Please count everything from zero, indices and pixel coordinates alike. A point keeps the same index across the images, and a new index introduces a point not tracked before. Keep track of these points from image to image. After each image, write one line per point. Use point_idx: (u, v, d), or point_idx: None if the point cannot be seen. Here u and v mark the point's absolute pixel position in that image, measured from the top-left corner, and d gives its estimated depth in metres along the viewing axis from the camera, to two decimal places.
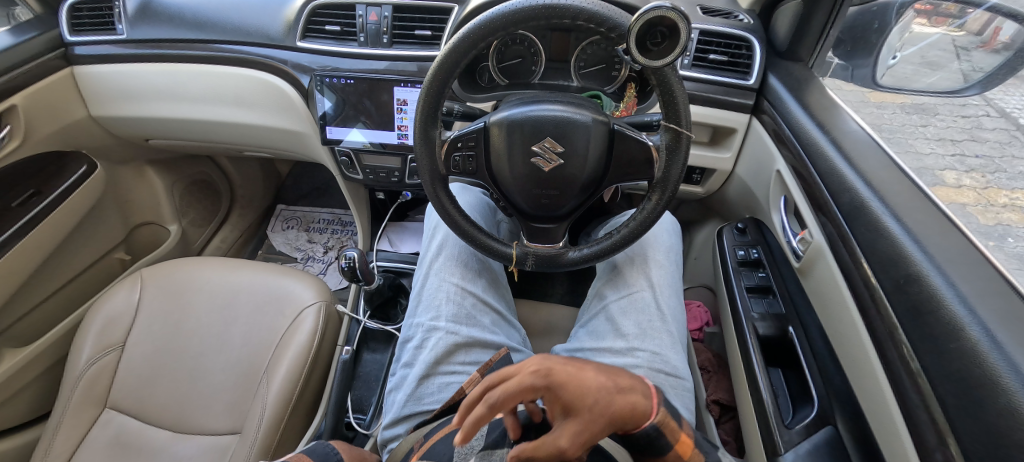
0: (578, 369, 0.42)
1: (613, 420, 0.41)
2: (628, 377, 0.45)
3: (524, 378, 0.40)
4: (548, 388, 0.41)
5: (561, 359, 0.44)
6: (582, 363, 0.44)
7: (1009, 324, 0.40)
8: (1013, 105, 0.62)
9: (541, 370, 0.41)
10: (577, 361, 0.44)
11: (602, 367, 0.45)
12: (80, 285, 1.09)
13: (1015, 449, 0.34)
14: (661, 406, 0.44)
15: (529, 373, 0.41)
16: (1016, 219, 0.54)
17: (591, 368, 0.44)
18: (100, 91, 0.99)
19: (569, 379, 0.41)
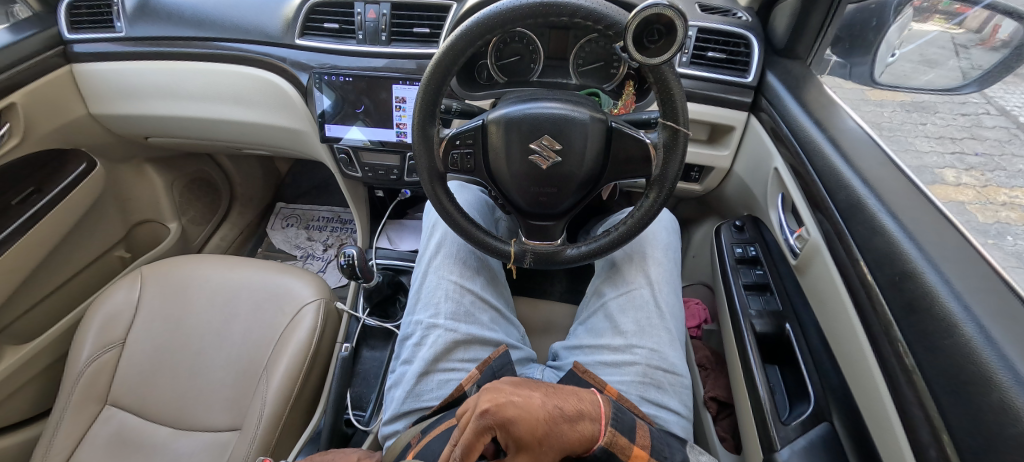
0: (528, 401, 0.44)
1: (565, 448, 0.44)
2: (576, 401, 0.48)
3: (476, 424, 0.41)
4: (500, 428, 0.41)
5: (510, 389, 0.45)
6: (531, 392, 0.46)
7: (1004, 321, 0.40)
8: (1013, 104, 0.62)
9: (492, 410, 0.42)
10: (526, 390, 0.46)
11: (551, 394, 0.47)
12: (80, 283, 1.09)
13: (1010, 445, 0.35)
14: (610, 427, 0.48)
15: (479, 416, 0.41)
16: (1014, 217, 0.54)
17: (539, 397, 0.46)
18: (99, 89, 0.99)
19: (522, 415, 0.42)
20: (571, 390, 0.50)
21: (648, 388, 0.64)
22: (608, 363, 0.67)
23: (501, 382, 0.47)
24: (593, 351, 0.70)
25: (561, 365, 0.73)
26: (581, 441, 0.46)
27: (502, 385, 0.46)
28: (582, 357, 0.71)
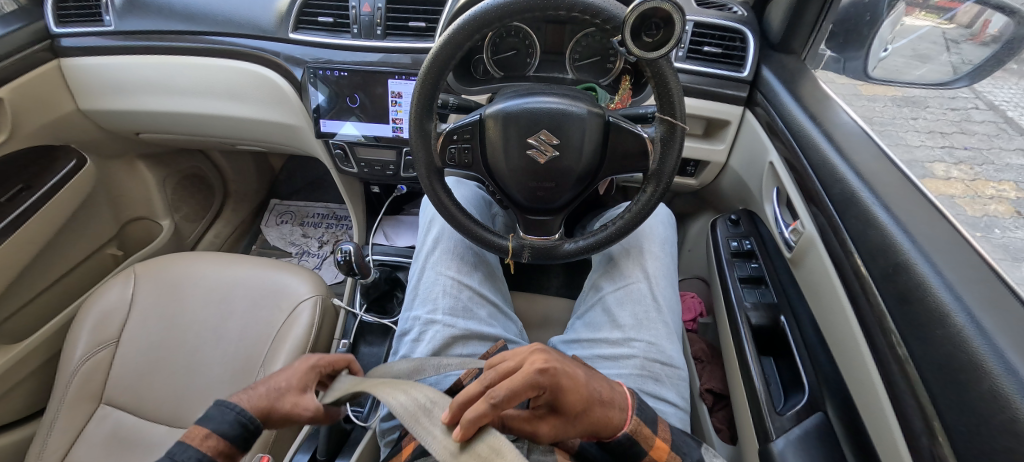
0: (576, 374, 0.44)
1: (589, 427, 0.45)
2: (608, 388, 0.48)
3: (532, 378, 0.40)
4: (549, 391, 0.41)
5: (560, 358, 0.45)
6: (576, 366, 0.46)
7: (994, 311, 0.41)
8: (1002, 98, 0.63)
9: (549, 371, 0.41)
10: (572, 364, 0.46)
11: (591, 374, 0.47)
12: (73, 281, 1.08)
13: (998, 431, 0.35)
14: (634, 416, 0.48)
15: (537, 371, 0.40)
16: (1002, 210, 0.56)
17: (583, 373, 0.46)
18: (88, 84, 0.98)
19: (571, 386, 0.42)
20: (603, 376, 0.50)
21: (646, 381, 0.64)
22: (606, 357, 0.68)
23: (549, 349, 0.47)
24: (592, 345, 0.70)
25: None
26: (606, 424, 0.45)
27: (550, 351, 0.46)
28: (581, 351, 0.71)
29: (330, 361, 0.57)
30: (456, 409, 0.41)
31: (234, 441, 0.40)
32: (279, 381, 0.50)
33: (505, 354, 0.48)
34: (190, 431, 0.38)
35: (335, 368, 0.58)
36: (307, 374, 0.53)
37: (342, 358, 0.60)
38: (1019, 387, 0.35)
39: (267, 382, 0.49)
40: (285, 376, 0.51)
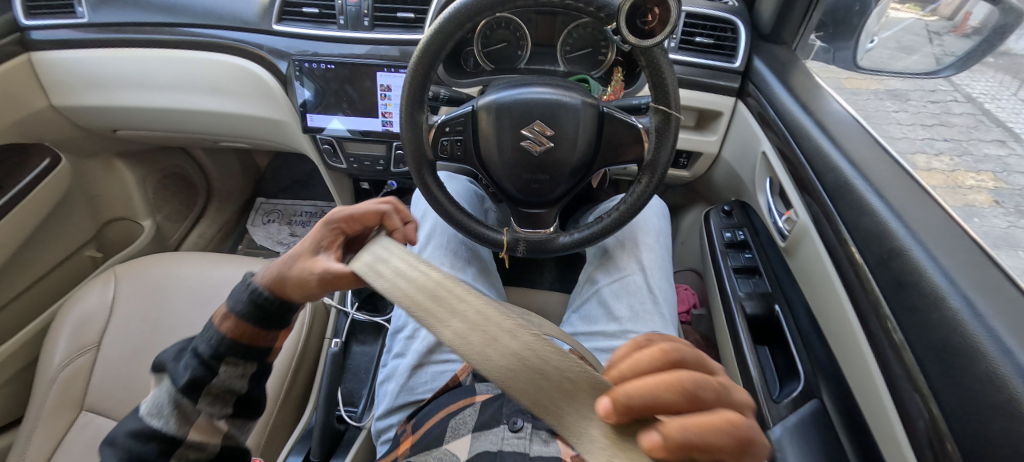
0: None
1: None
2: None
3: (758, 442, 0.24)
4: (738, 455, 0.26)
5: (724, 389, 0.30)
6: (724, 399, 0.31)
7: (989, 294, 0.41)
8: (979, 91, 0.64)
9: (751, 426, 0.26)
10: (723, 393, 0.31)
11: None
12: (49, 285, 1.04)
13: (998, 413, 0.36)
14: None
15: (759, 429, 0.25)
16: (982, 200, 0.55)
17: None
18: (60, 79, 0.93)
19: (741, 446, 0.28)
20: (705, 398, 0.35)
21: None
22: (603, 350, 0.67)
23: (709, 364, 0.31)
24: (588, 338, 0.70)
25: None
26: None
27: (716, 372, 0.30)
28: None
29: (354, 216, 0.44)
30: (625, 411, 0.21)
31: (242, 324, 0.40)
32: (292, 251, 0.41)
33: (665, 337, 0.28)
34: (216, 312, 0.41)
35: (374, 223, 0.45)
36: (324, 234, 0.42)
37: (381, 207, 0.46)
38: (1016, 371, 0.35)
39: (285, 256, 0.41)
40: (300, 244, 0.42)
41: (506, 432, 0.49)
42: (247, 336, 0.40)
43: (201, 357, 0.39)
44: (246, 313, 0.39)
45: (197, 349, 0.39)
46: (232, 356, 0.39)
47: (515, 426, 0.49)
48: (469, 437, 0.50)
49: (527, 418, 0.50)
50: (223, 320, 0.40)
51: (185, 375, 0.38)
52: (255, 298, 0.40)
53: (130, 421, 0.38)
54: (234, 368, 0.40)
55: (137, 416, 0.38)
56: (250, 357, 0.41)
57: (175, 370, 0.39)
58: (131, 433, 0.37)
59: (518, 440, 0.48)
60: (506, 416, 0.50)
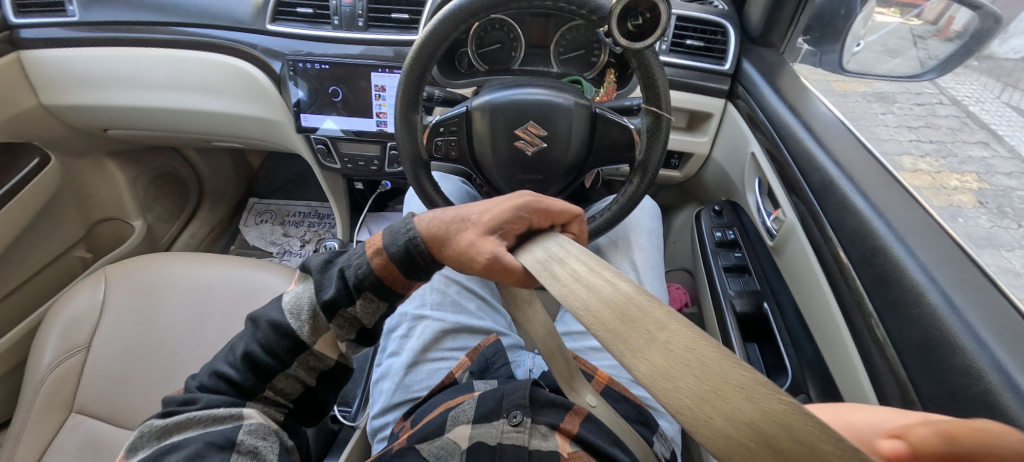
0: None
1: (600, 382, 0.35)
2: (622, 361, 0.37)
3: None
4: None
5: None
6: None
7: (965, 290, 0.43)
8: (964, 93, 0.66)
9: None
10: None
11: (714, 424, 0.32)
12: (38, 286, 1.03)
13: (974, 404, 0.37)
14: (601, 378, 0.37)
15: None
16: (966, 200, 0.57)
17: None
18: (49, 77, 0.92)
19: None
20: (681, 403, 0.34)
21: None
22: (597, 348, 0.68)
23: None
24: (582, 337, 0.70)
25: None
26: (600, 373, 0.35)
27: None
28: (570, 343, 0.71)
29: (544, 212, 0.42)
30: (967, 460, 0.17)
31: (391, 265, 0.40)
32: (472, 215, 0.42)
33: None
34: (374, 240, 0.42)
35: (555, 226, 0.44)
36: (508, 216, 0.41)
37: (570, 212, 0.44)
38: (991, 363, 0.37)
39: (468, 213, 0.42)
40: (484, 209, 0.42)
41: (505, 425, 0.50)
42: (390, 277, 0.40)
43: (343, 278, 0.41)
44: (400, 257, 0.40)
45: (345, 270, 0.41)
46: (367, 293, 0.40)
47: (514, 420, 0.50)
48: (469, 426, 0.50)
49: (526, 412, 0.50)
50: (377, 253, 0.41)
51: (330, 290, 0.41)
52: (418, 245, 0.40)
53: (272, 311, 0.42)
54: (370, 303, 0.41)
55: (280, 307, 0.43)
56: (384, 298, 0.41)
57: (323, 282, 0.42)
58: (274, 322, 0.41)
59: (518, 434, 0.49)
60: (506, 409, 0.51)
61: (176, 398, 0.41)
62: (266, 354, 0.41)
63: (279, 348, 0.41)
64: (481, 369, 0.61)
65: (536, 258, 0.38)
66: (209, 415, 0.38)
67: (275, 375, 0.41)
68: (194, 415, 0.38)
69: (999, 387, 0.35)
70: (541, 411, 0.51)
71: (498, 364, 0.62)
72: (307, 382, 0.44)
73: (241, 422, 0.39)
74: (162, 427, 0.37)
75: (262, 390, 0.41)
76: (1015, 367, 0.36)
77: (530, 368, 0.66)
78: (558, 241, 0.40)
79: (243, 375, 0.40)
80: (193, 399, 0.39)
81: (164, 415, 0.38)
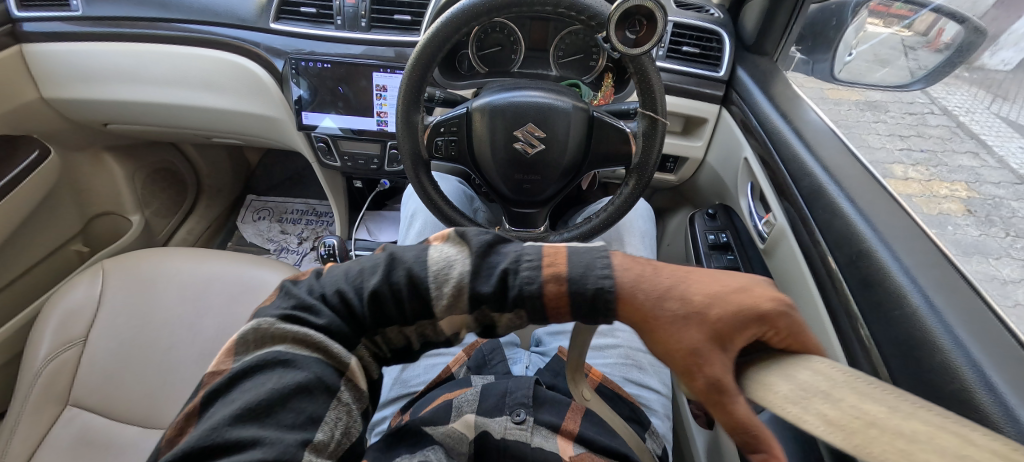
0: None
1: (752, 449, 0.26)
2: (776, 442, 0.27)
3: None
4: None
5: None
6: None
7: (945, 292, 0.45)
8: (955, 104, 0.69)
9: None
10: None
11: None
12: (34, 280, 1.03)
13: (952, 401, 0.39)
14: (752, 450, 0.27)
15: None
16: (955, 208, 0.59)
17: None
18: (51, 72, 0.93)
19: None
20: None
21: (630, 369, 0.66)
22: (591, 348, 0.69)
23: None
24: None
25: (548, 350, 0.70)
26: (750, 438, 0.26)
27: None
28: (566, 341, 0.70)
29: (795, 331, 0.26)
30: None
31: (564, 301, 0.30)
32: (694, 295, 0.27)
33: None
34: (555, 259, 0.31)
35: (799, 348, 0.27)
36: (749, 316, 0.26)
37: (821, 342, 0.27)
38: (967, 362, 0.39)
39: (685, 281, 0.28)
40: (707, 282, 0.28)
41: (509, 422, 0.50)
42: (552, 307, 0.31)
43: (506, 281, 0.31)
44: (583, 299, 0.30)
45: (513, 271, 0.31)
46: (521, 312, 0.32)
47: (517, 419, 0.51)
48: (473, 415, 0.51)
49: (529, 411, 0.52)
50: (557, 277, 0.30)
51: (489, 285, 0.31)
52: (608, 291, 0.29)
53: (414, 260, 0.33)
54: (514, 317, 0.32)
55: (423, 258, 0.33)
56: (536, 321, 0.32)
57: (484, 267, 0.32)
58: (412, 274, 0.32)
59: (520, 431, 0.50)
60: (509, 408, 0.52)
61: (293, 294, 0.33)
62: (390, 305, 0.32)
63: (406, 302, 0.32)
64: (479, 365, 0.63)
65: (778, 400, 0.24)
66: (322, 346, 0.31)
67: (390, 326, 0.33)
68: (311, 341, 0.30)
69: (975, 385, 0.37)
70: (542, 410, 0.52)
71: (497, 360, 0.63)
72: (412, 343, 0.35)
73: (345, 372, 0.31)
74: (277, 333, 0.30)
75: (366, 339, 0.34)
76: (990, 367, 0.37)
77: (527, 364, 0.67)
78: (813, 369, 0.25)
79: (364, 310, 0.32)
80: (309, 311, 0.32)
81: (280, 315, 0.31)
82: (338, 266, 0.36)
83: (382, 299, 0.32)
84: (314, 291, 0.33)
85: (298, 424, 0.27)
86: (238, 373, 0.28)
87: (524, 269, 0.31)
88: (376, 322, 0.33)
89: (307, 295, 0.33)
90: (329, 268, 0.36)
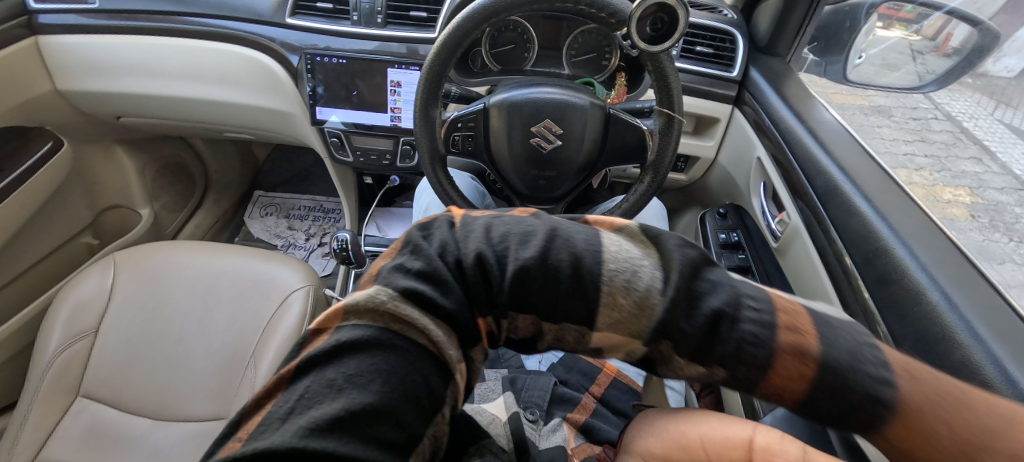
0: None
1: None
2: None
3: None
4: None
5: None
6: None
7: (966, 290, 0.45)
8: (958, 110, 0.71)
9: None
10: None
11: None
12: (45, 272, 1.03)
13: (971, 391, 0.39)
14: None
15: None
16: (959, 214, 0.57)
17: None
18: (66, 64, 0.93)
19: None
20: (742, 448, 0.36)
21: None
22: None
23: None
24: None
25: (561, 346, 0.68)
26: None
27: None
28: None
29: None
30: None
31: (804, 380, 0.27)
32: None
33: None
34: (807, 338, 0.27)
35: None
36: None
37: None
38: (987, 357, 0.39)
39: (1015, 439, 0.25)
40: None
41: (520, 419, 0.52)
42: (776, 381, 0.28)
43: (719, 327, 0.28)
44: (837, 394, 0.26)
45: (734, 317, 0.28)
46: (719, 370, 0.29)
47: (530, 416, 0.52)
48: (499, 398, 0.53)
49: (541, 411, 0.53)
50: (801, 351, 0.27)
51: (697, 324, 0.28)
52: (884, 404, 0.26)
53: (584, 247, 0.32)
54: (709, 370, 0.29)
55: (591, 249, 0.32)
56: (733, 381, 0.29)
57: (692, 295, 0.29)
58: (577, 256, 0.31)
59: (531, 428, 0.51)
60: (522, 405, 0.54)
61: (425, 254, 0.31)
62: (534, 288, 0.31)
63: (563, 286, 0.31)
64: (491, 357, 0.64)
65: None
66: (435, 340, 0.28)
67: (527, 310, 0.31)
68: (425, 330, 0.27)
69: (994, 378, 0.38)
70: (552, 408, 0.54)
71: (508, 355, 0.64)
72: (538, 340, 0.34)
73: (452, 376, 0.28)
74: (394, 313, 0.27)
75: (491, 317, 0.32)
76: (1008, 360, 0.38)
77: (540, 360, 0.66)
78: None
79: (508, 286, 0.31)
80: (441, 283, 0.30)
81: (402, 289, 0.28)
82: (475, 226, 0.35)
83: (533, 279, 0.30)
84: (451, 254, 0.32)
85: (401, 440, 0.23)
86: (349, 346, 0.25)
87: (753, 327, 0.28)
88: (510, 302, 0.31)
89: (440, 259, 0.31)
90: (464, 225, 0.35)
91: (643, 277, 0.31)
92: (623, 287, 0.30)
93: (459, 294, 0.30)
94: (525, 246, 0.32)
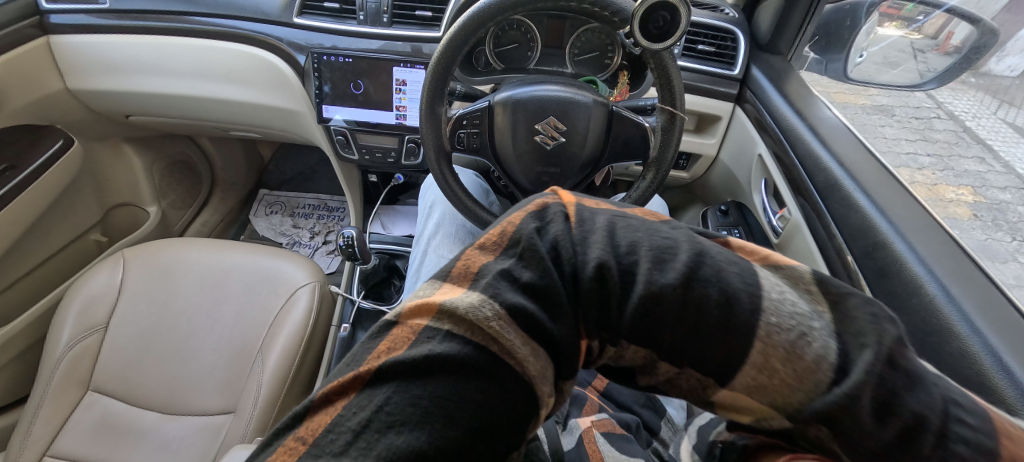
0: None
1: None
2: None
3: None
4: None
5: None
6: None
7: (961, 282, 0.46)
8: (961, 109, 0.71)
9: None
10: None
11: None
12: (54, 268, 1.04)
13: (969, 380, 0.40)
14: None
15: None
16: (961, 212, 0.58)
17: None
18: (78, 63, 0.95)
19: None
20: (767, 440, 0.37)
21: None
22: None
23: None
24: None
25: None
26: None
27: None
28: None
29: None
30: None
31: None
32: None
33: None
34: None
35: None
36: None
37: None
38: (984, 347, 0.40)
39: None
40: None
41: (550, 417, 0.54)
42: None
43: None
44: None
45: None
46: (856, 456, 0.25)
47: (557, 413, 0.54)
48: None
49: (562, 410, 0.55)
50: None
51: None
52: None
53: (742, 284, 0.28)
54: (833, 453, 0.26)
55: (753, 286, 0.29)
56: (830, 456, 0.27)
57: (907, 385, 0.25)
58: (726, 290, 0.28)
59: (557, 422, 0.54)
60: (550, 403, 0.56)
61: (538, 260, 0.31)
62: (669, 324, 0.29)
63: (700, 319, 0.28)
64: None
65: None
66: (532, 374, 0.27)
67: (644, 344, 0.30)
68: (520, 358, 0.27)
69: (990, 367, 0.39)
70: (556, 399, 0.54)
71: None
72: (643, 375, 0.33)
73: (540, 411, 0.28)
74: (493, 334, 0.26)
75: (597, 341, 0.31)
76: (1006, 351, 0.39)
77: None
78: None
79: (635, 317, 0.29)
80: (551, 300, 0.29)
81: (509, 309, 0.28)
82: (596, 226, 0.33)
83: (660, 308, 0.29)
84: (571, 260, 0.31)
85: None
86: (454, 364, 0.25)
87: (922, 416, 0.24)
88: (625, 330, 0.30)
89: (555, 266, 0.30)
90: (582, 223, 0.34)
91: (813, 342, 0.26)
92: (785, 352, 0.27)
93: (565, 315, 0.29)
94: (664, 269, 0.29)
